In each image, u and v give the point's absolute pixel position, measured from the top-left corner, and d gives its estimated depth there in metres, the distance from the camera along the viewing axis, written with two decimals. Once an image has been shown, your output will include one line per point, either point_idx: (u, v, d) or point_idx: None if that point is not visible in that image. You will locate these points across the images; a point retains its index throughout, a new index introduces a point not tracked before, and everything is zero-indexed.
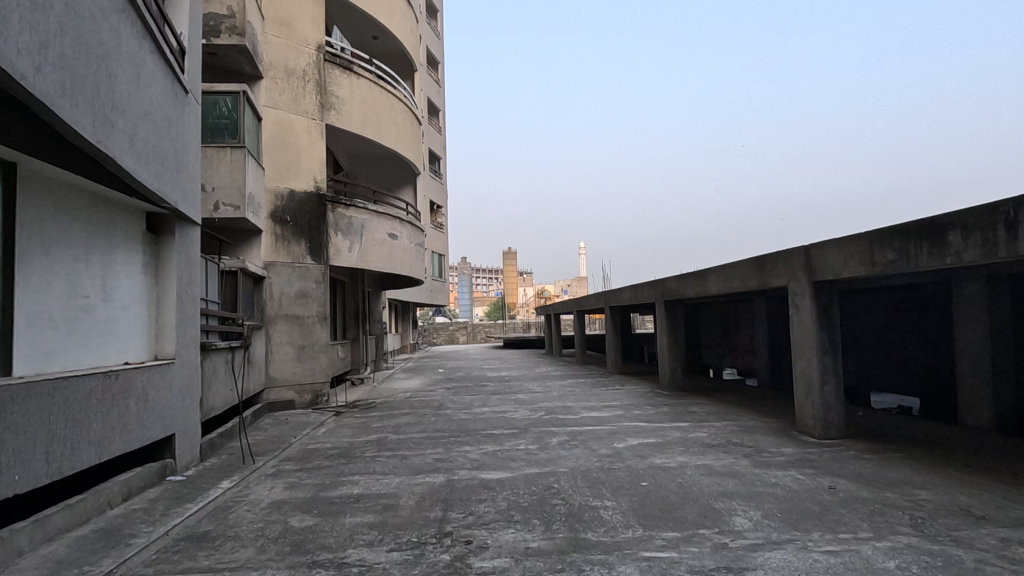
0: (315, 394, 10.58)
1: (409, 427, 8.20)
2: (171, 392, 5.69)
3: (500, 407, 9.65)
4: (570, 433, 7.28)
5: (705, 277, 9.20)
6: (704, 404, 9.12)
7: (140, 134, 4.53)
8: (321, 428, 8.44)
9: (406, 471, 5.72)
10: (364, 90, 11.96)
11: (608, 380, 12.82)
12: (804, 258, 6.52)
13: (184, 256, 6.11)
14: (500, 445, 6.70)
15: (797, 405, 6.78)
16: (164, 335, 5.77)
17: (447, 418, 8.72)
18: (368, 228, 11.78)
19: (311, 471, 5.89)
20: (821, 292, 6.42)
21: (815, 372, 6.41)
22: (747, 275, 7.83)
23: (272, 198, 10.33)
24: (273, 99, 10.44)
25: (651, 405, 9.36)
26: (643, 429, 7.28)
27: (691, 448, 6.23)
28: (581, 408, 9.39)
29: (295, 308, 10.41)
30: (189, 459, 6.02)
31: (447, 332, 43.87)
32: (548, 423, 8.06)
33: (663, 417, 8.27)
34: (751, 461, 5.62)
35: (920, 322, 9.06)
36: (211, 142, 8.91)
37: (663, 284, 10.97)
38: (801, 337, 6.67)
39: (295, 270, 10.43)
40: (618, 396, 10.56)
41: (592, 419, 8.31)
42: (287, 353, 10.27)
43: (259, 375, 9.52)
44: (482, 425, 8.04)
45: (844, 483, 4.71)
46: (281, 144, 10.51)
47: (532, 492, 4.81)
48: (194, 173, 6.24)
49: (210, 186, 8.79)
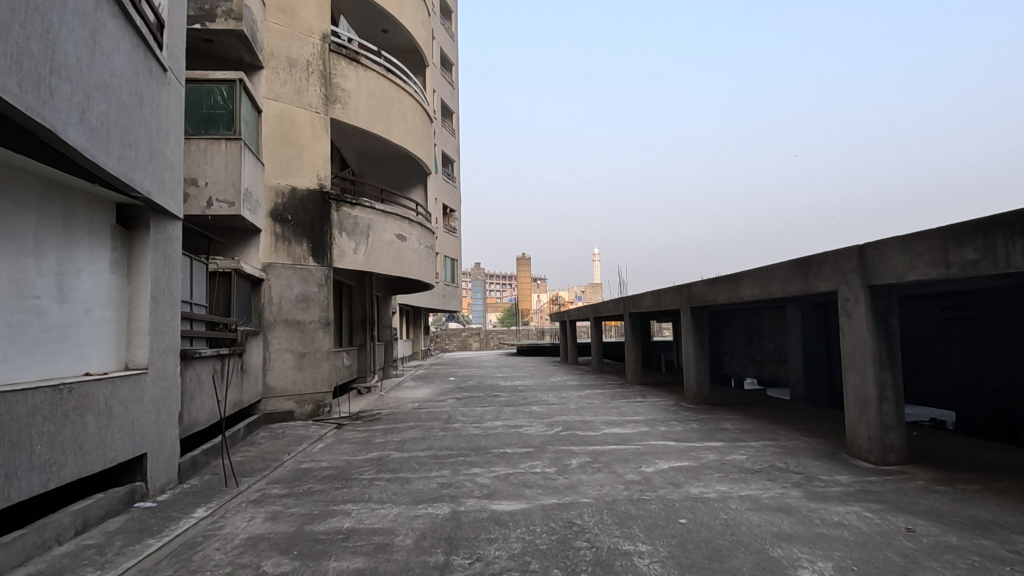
0: (317, 405, 9.91)
1: (414, 443, 7.50)
2: (141, 407, 5.02)
3: (513, 421, 8.92)
4: (592, 453, 6.55)
5: (738, 282, 8.45)
6: (737, 420, 8.36)
7: (96, 107, 3.88)
8: (319, 444, 7.77)
9: (406, 499, 5.02)
10: (372, 83, 11.33)
11: (628, 392, 12.05)
12: (858, 259, 5.77)
13: (162, 254, 5.46)
14: (514, 468, 5.97)
15: (848, 426, 6.00)
16: (136, 342, 5.12)
17: (456, 433, 8.01)
18: (375, 229, 11.13)
19: (299, 497, 5.19)
20: (877, 298, 5.68)
21: (871, 388, 5.63)
22: (788, 278, 7.09)
23: (272, 196, 9.71)
24: (274, 90, 9.83)
25: (678, 421, 8.59)
26: (673, 450, 6.54)
27: (730, 475, 5.48)
28: (601, 423, 8.65)
29: (296, 313, 9.76)
30: (164, 482, 5.35)
31: (460, 338, 43.15)
32: (567, 441, 7.32)
33: (693, 436, 7.52)
34: (804, 491, 4.86)
35: (970, 330, 8.27)
36: (205, 134, 8.30)
37: (689, 289, 10.23)
38: (853, 349, 5.90)
39: (297, 272, 9.80)
40: (641, 409, 9.81)
41: (615, 437, 7.57)
42: (287, 360, 9.62)
43: (255, 384, 8.88)
44: (495, 442, 7.32)
45: (925, 525, 3.94)
46: (283, 138, 9.89)
47: (551, 530, 4.08)
48: (174, 162, 5.61)
49: (203, 180, 8.20)
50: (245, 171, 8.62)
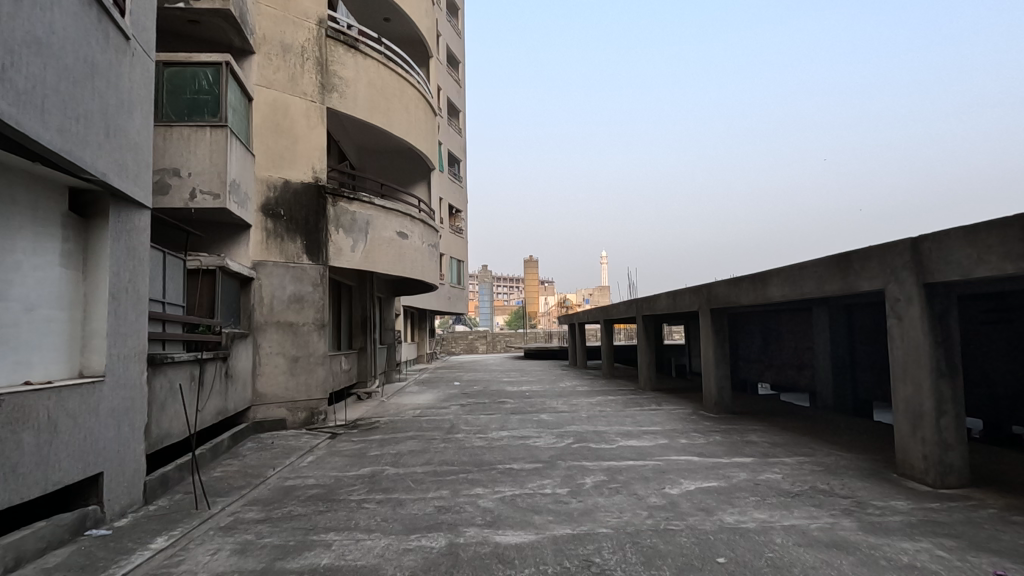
0: (311, 412, 9.28)
1: (412, 457, 6.85)
2: (97, 420, 4.40)
3: (520, 432, 8.26)
4: (608, 471, 5.88)
5: (765, 282, 7.78)
6: (764, 432, 7.68)
7: (22, 65, 3.26)
8: (308, 456, 7.13)
9: (397, 528, 4.37)
10: (372, 71, 10.71)
11: (643, 399, 11.36)
12: (911, 254, 5.10)
13: (126, 246, 4.85)
14: (521, 488, 5.31)
15: (899, 442, 5.32)
16: (92, 346, 4.50)
17: (458, 446, 7.35)
18: (374, 225, 10.52)
19: (276, 524, 4.54)
20: (935, 298, 5.00)
21: (928, 400, 4.95)
22: (825, 276, 6.41)
23: (264, 188, 9.09)
24: (266, 77, 9.23)
25: (699, 433, 7.91)
26: (698, 469, 5.86)
27: (768, 499, 4.81)
28: (616, 434, 7.97)
29: (289, 314, 9.15)
30: (125, 505, 4.73)
31: (467, 341, 42.44)
32: (579, 456, 6.65)
33: (718, 450, 6.85)
34: (857, 521, 4.18)
35: (1007, 335, 7.52)
36: (189, 121, 7.70)
37: (709, 290, 9.55)
38: (905, 356, 5.23)
39: (289, 270, 9.18)
40: (658, 418, 9.13)
41: (632, 451, 6.89)
42: (279, 365, 9.00)
43: (243, 390, 8.25)
44: (500, 456, 6.66)
45: (1018, 570, 3.26)
46: (275, 128, 9.28)
47: (565, 571, 3.42)
48: (141, 145, 5.00)
49: (186, 171, 7.60)
50: (233, 161, 8.00)
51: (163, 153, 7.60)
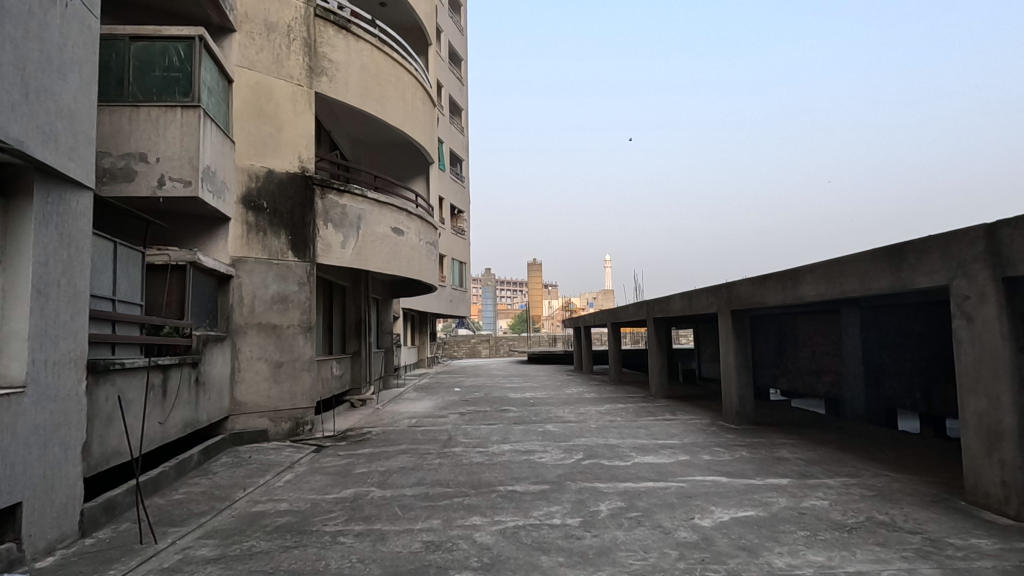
0: (296, 423, 8.51)
1: (402, 476, 6.06)
2: (14, 440, 3.62)
3: (525, 446, 7.47)
4: (626, 496, 5.10)
5: (797, 280, 7.00)
6: (797, 447, 6.88)
7: None
8: (287, 474, 6.37)
9: (375, 572, 3.59)
10: (365, 55, 9.98)
11: (655, 408, 10.57)
12: (986, 243, 4.33)
13: (58, 231, 4.09)
14: (525, 518, 4.54)
15: (969, 464, 4.54)
16: (10, 350, 3.73)
17: (454, 463, 6.56)
18: (367, 220, 9.76)
19: (230, 565, 3.77)
20: (1015, 295, 4.23)
21: (1008, 416, 4.17)
22: (872, 272, 5.63)
23: (245, 178, 8.34)
24: (248, 57, 8.50)
25: (722, 448, 7.12)
26: (729, 494, 5.09)
27: (820, 534, 4.02)
28: (630, 449, 7.18)
29: (272, 316, 8.40)
30: (53, 540, 3.96)
31: (468, 344, 41.67)
32: (591, 475, 5.87)
33: (748, 469, 6.07)
34: (940, 568, 3.39)
35: None
36: (158, 101, 6.92)
37: (729, 290, 8.78)
38: (976, 364, 4.45)
39: (273, 267, 8.44)
40: (675, 430, 8.34)
41: (650, 470, 6.11)
42: (260, 371, 8.24)
43: (218, 399, 7.49)
44: (502, 476, 5.88)
45: None
46: (258, 113, 8.54)
47: None
48: (76, 114, 4.22)
49: (154, 156, 6.84)
50: (207, 146, 7.24)
51: (129, 137, 6.84)
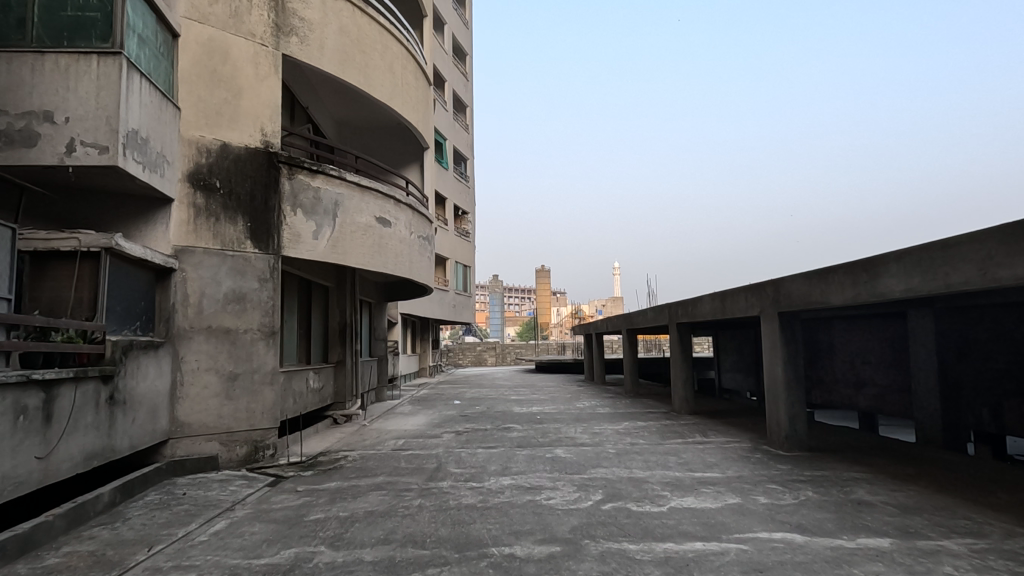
0: (253, 447, 7.04)
1: (365, 528, 4.58)
2: None
3: (529, 480, 5.97)
4: (670, 569, 3.60)
5: (875, 272, 5.49)
6: (877, 487, 5.35)
7: None
8: (219, 521, 4.89)
9: None
10: (344, 15, 8.57)
11: (682, 427, 9.05)
12: None
13: None
14: None
15: None
16: None
17: (438, 507, 5.06)
18: (345, 207, 8.31)
19: None
20: None
21: None
22: (1002, 255, 4.14)
23: (192, 152, 6.92)
24: (199, 9, 7.10)
25: (781, 485, 5.59)
26: (819, 566, 3.57)
27: None
28: (662, 487, 5.66)
29: (224, 318, 6.96)
30: None
31: (475, 352, 40.31)
32: (616, 529, 4.39)
33: (827, 519, 4.56)
34: None
35: None
36: (69, 46, 5.52)
37: (777, 288, 7.27)
38: None
39: (226, 260, 7.02)
40: (712, 458, 6.83)
41: (693, 521, 4.58)
42: (209, 385, 6.80)
43: (149, 419, 6.05)
44: (496, 530, 4.39)
45: None
46: (210, 77, 7.15)
47: None
48: None
49: (63, 115, 5.41)
50: (136, 106, 5.82)
51: (31, 90, 5.44)
